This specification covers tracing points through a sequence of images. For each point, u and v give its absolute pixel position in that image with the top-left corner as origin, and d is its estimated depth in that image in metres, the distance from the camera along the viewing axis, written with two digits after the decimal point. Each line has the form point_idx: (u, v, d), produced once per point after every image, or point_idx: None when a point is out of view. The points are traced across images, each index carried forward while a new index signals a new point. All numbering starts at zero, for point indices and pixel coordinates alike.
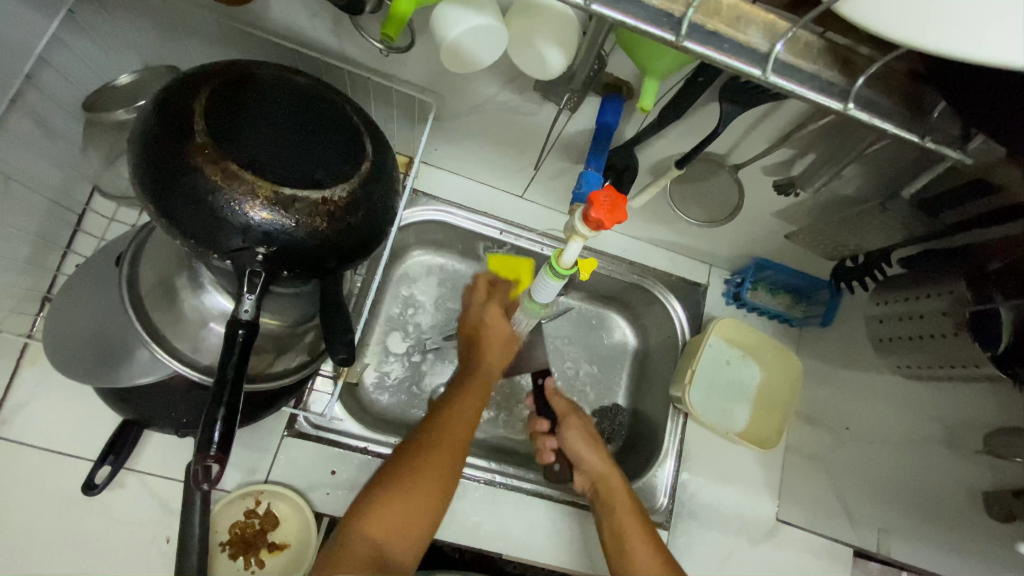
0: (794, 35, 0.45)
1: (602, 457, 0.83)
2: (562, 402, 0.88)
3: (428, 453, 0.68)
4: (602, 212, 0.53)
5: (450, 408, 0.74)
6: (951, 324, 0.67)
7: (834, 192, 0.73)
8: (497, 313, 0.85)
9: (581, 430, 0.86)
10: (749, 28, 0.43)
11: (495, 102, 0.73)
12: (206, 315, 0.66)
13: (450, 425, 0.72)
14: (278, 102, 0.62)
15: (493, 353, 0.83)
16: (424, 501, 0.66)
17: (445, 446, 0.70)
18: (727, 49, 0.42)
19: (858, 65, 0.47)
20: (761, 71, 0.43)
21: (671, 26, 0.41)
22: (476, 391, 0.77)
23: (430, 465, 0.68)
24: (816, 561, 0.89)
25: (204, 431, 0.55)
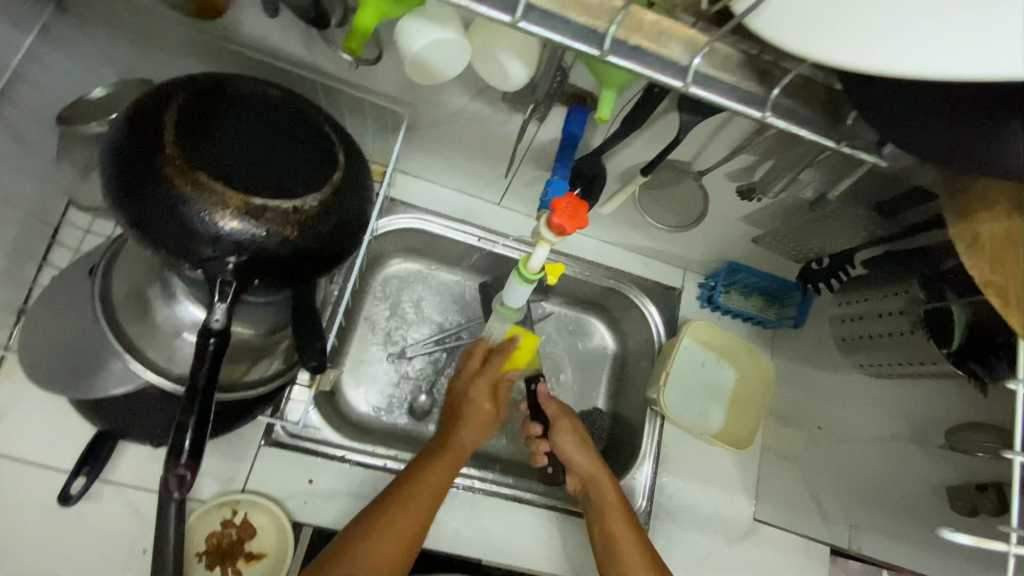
0: (713, 48, 0.47)
1: (591, 458, 0.84)
2: (553, 405, 0.89)
3: (397, 515, 0.69)
4: (564, 218, 0.55)
5: (426, 475, 0.74)
6: (908, 321, 0.70)
7: (796, 197, 0.75)
8: (484, 389, 0.85)
9: (571, 433, 0.87)
10: (670, 43, 0.46)
11: (466, 112, 0.74)
12: (179, 325, 0.66)
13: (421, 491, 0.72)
14: (250, 115, 0.64)
15: (475, 420, 0.83)
16: (383, 562, 0.66)
17: (415, 512, 0.70)
18: (651, 63, 0.45)
19: (775, 78, 0.49)
20: (682, 84, 0.46)
21: (596, 41, 0.44)
22: (450, 465, 0.77)
23: (396, 527, 0.68)
24: (794, 560, 0.90)
25: (174, 440, 0.55)
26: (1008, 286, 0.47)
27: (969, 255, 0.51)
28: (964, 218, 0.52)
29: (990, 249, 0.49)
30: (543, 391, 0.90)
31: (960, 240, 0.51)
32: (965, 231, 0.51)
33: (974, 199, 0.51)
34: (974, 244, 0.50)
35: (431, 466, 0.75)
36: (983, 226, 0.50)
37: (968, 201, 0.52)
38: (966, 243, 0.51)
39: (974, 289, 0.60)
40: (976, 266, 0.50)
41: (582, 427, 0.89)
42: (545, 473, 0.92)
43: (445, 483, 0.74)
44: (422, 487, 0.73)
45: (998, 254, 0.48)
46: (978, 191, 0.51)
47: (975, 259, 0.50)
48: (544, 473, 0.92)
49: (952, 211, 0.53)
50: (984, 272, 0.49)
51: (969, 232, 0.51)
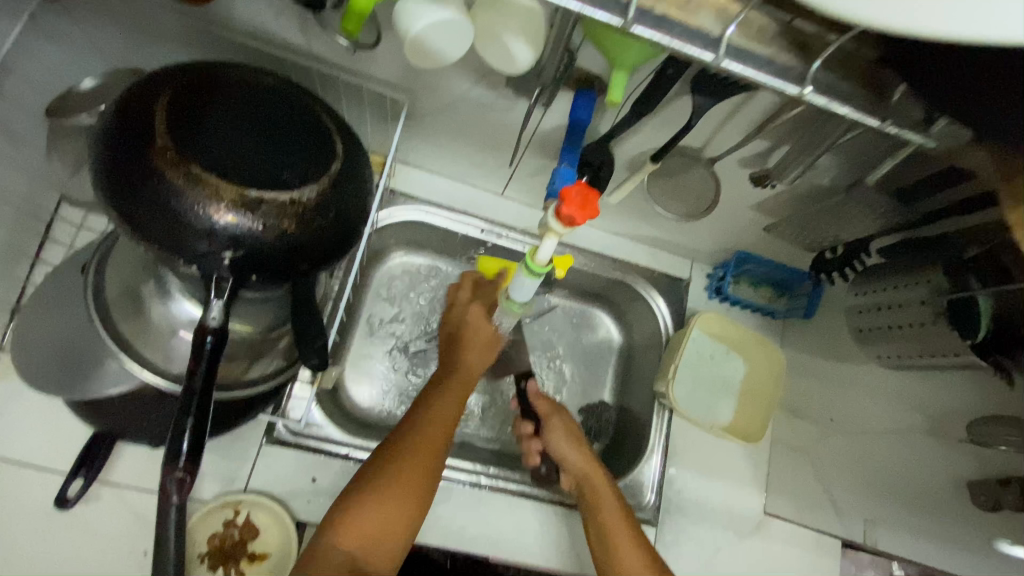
0: (748, 18, 0.45)
1: (585, 457, 0.81)
2: (543, 402, 0.85)
3: (413, 446, 0.67)
4: (574, 209, 0.52)
5: (432, 403, 0.71)
6: (929, 313, 0.66)
7: (811, 183, 0.73)
8: (479, 312, 0.81)
9: (564, 431, 0.83)
10: (700, 11, 0.43)
11: (469, 99, 0.71)
12: (176, 322, 0.64)
13: (432, 421, 0.69)
14: (244, 104, 0.61)
15: (476, 343, 0.79)
16: (407, 497, 0.64)
17: (428, 442, 0.68)
18: (678, 34, 0.43)
19: (817, 48, 0.47)
20: (713, 56, 0.44)
21: (618, 10, 0.41)
22: (456, 389, 0.73)
23: (415, 458, 0.66)
24: (806, 554, 0.89)
25: (171, 443, 0.53)
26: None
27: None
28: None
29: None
30: (534, 389, 0.86)
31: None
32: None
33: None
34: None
35: (439, 394, 0.72)
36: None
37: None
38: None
39: (1003, 278, 0.57)
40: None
41: (576, 424, 0.85)
42: (538, 473, 0.87)
43: (454, 412, 0.72)
44: (433, 419, 0.70)
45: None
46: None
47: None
48: (536, 472, 0.87)
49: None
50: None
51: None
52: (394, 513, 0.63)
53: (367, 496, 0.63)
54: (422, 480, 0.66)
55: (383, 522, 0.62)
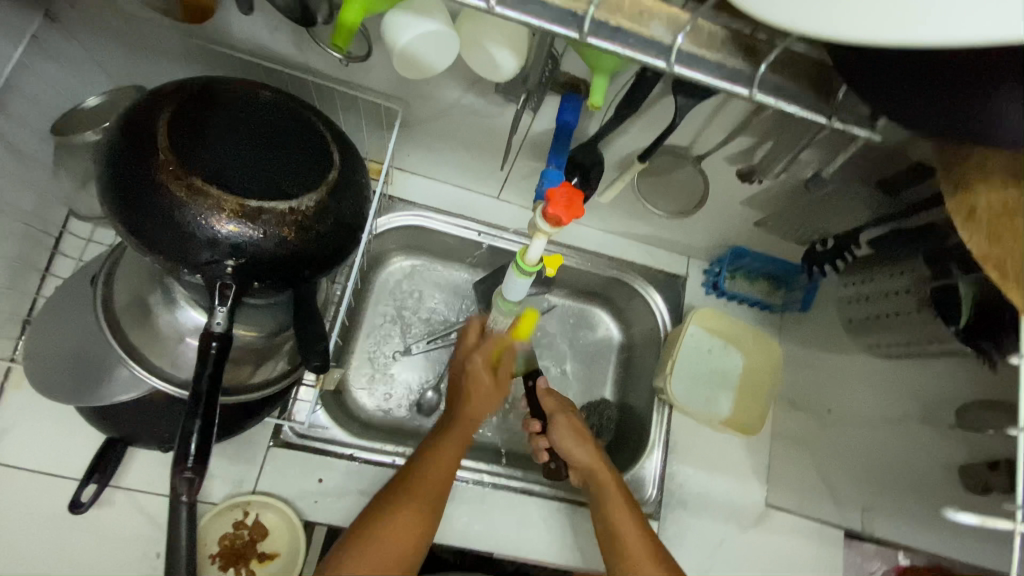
0: (696, 27, 0.47)
1: (591, 453, 0.82)
2: (550, 400, 0.87)
3: (416, 490, 0.69)
4: (559, 209, 0.54)
5: (434, 453, 0.74)
6: (914, 301, 0.69)
7: (797, 178, 0.74)
8: (481, 363, 0.85)
9: (569, 427, 0.84)
10: (652, 23, 0.46)
11: (459, 105, 0.73)
12: (182, 330, 0.67)
13: (436, 465, 0.72)
14: (243, 117, 0.63)
15: (478, 394, 0.83)
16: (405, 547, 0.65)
17: (430, 489, 0.70)
18: (632, 44, 0.45)
19: (762, 53, 0.49)
20: (665, 63, 0.45)
21: (576, 24, 0.43)
22: (459, 440, 0.77)
23: (412, 509, 0.67)
24: (806, 544, 0.90)
25: (180, 444, 0.56)
26: (1008, 257, 0.46)
27: (967, 229, 0.49)
28: (957, 191, 0.50)
29: (988, 221, 0.47)
30: (543, 387, 0.88)
31: (956, 213, 0.49)
32: (961, 204, 0.49)
33: (965, 170, 0.49)
34: (971, 216, 0.48)
35: (444, 439, 0.76)
36: (979, 196, 0.48)
37: (963, 172, 0.50)
38: (962, 218, 0.49)
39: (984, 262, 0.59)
40: (975, 240, 0.48)
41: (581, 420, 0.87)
42: (548, 468, 0.87)
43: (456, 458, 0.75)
44: (436, 456, 0.73)
45: (995, 228, 0.47)
46: (970, 161, 0.49)
47: (973, 234, 0.48)
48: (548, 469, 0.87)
49: (945, 184, 0.51)
50: (982, 246, 0.47)
51: (965, 204, 0.49)
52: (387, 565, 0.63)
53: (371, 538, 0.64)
54: (420, 529, 0.67)
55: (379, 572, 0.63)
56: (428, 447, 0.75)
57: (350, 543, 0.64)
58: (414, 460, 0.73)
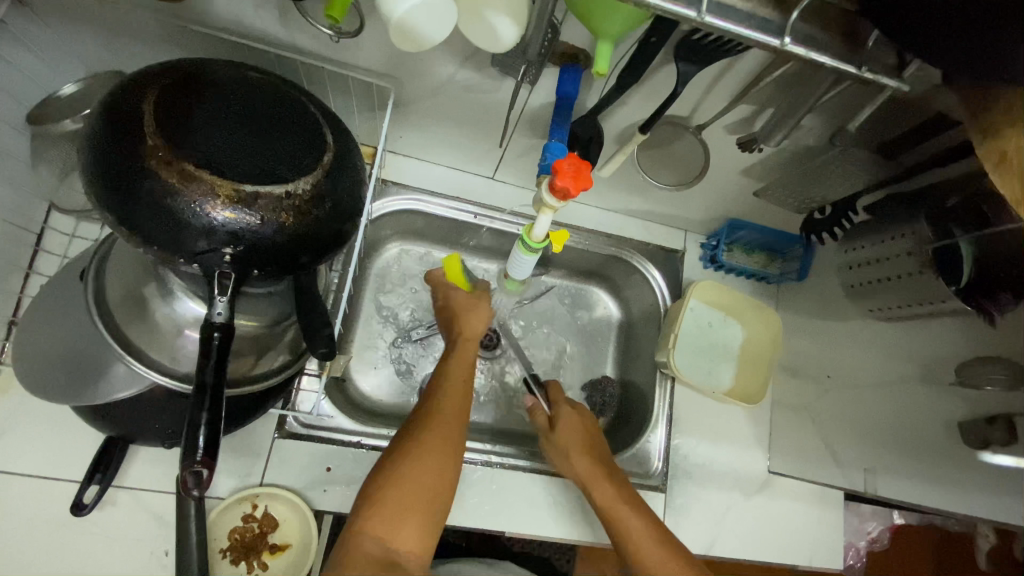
0: None
1: (580, 471, 0.80)
2: (538, 419, 0.86)
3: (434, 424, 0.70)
4: (567, 180, 0.53)
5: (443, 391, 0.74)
6: (915, 262, 0.69)
7: (796, 146, 0.74)
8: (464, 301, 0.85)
9: (558, 448, 0.83)
10: None
11: (454, 82, 0.72)
12: (180, 323, 0.65)
13: (449, 393, 0.74)
14: (232, 99, 0.61)
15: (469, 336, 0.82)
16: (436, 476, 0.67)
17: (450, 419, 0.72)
18: None
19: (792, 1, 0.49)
20: (696, 13, 0.45)
21: None
22: (465, 362, 0.79)
23: (436, 442, 0.68)
24: (808, 508, 0.92)
25: (188, 438, 0.54)
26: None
27: (999, 173, 0.49)
28: (988, 136, 0.50)
29: (1019, 164, 0.47)
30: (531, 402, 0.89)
31: (987, 159, 0.49)
32: (992, 150, 0.49)
33: (996, 116, 0.49)
34: (1004, 161, 0.48)
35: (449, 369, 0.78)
36: (1009, 140, 0.48)
37: (992, 118, 0.49)
38: (994, 163, 0.49)
39: (985, 223, 0.61)
40: (1007, 186, 0.48)
41: (578, 423, 0.85)
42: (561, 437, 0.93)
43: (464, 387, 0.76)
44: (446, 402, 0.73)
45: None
46: (1001, 106, 0.48)
47: (1006, 177, 0.48)
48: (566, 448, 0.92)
49: (976, 131, 0.51)
50: (1016, 188, 0.47)
51: (996, 149, 0.49)
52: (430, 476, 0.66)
53: (396, 476, 0.65)
54: (446, 453, 0.69)
55: (414, 505, 0.64)
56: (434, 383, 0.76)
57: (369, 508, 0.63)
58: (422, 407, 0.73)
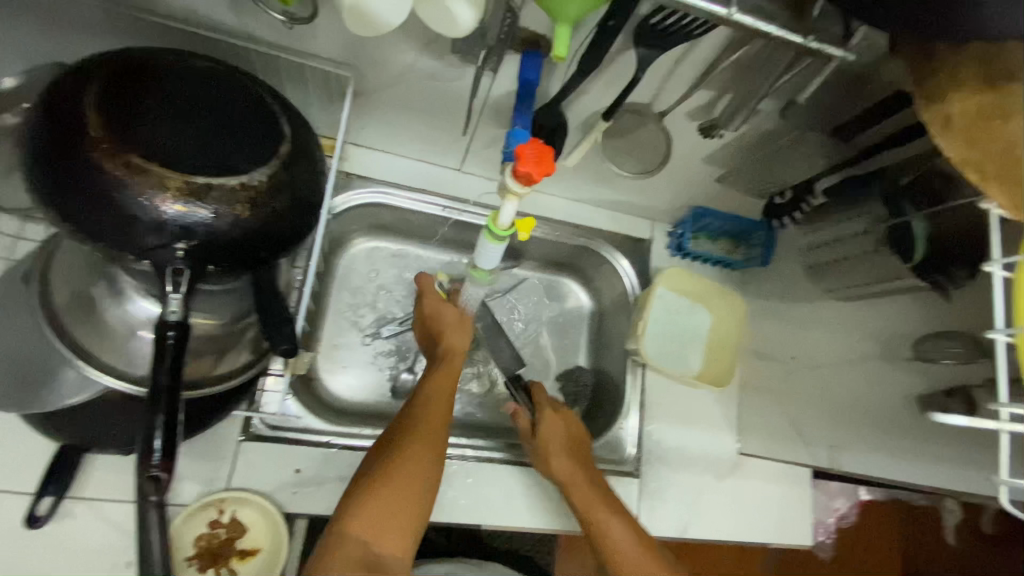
0: None
1: (561, 467, 0.80)
2: (522, 420, 0.85)
3: (417, 432, 0.70)
4: (530, 165, 0.52)
5: (427, 386, 0.76)
6: (873, 241, 0.71)
7: (754, 131, 0.75)
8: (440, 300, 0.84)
9: (546, 449, 0.82)
10: None
11: (415, 70, 0.70)
12: (133, 324, 0.62)
13: (431, 411, 0.73)
14: (180, 89, 0.59)
15: (453, 330, 0.82)
16: (420, 480, 0.66)
17: (435, 426, 0.71)
18: None
19: None
20: None
21: None
22: (452, 357, 0.80)
23: (421, 438, 0.69)
24: (777, 486, 0.94)
25: (143, 442, 0.52)
26: (987, 161, 0.46)
27: (944, 137, 0.48)
28: (932, 102, 0.49)
29: (965, 128, 0.47)
30: (513, 406, 0.87)
31: (932, 123, 0.49)
32: (935, 115, 0.49)
33: (941, 83, 0.48)
34: (948, 126, 0.48)
35: (436, 369, 0.78)
36: (952, 103, 0.47)
37: (937, 83, 0.49)
38: (937, 126, 0.49)
39: (936, 200, 0.63)
40: (952, 147, 0.47)
41: (562, 425, 0.84)
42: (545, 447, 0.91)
43: (447, 397, 0.75)
44: (432, 395, 0.75)
45: (973, 133, 0.46)
46: (945, 73, 0.48)
47: (951, 141, 0.48)
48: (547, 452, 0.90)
49: (919, 96, 0.50)
50: (962, 152, 0.47)
51: (940, 113, 0.48)
52: (416, 471, 0.67)
53: (383, 472, 0.66)
54: (427, 472, 0.67)
55: (396, 511, 0.64)
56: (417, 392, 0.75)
57: (353, 504, 0.63)
58: (410, 404, 0.74)
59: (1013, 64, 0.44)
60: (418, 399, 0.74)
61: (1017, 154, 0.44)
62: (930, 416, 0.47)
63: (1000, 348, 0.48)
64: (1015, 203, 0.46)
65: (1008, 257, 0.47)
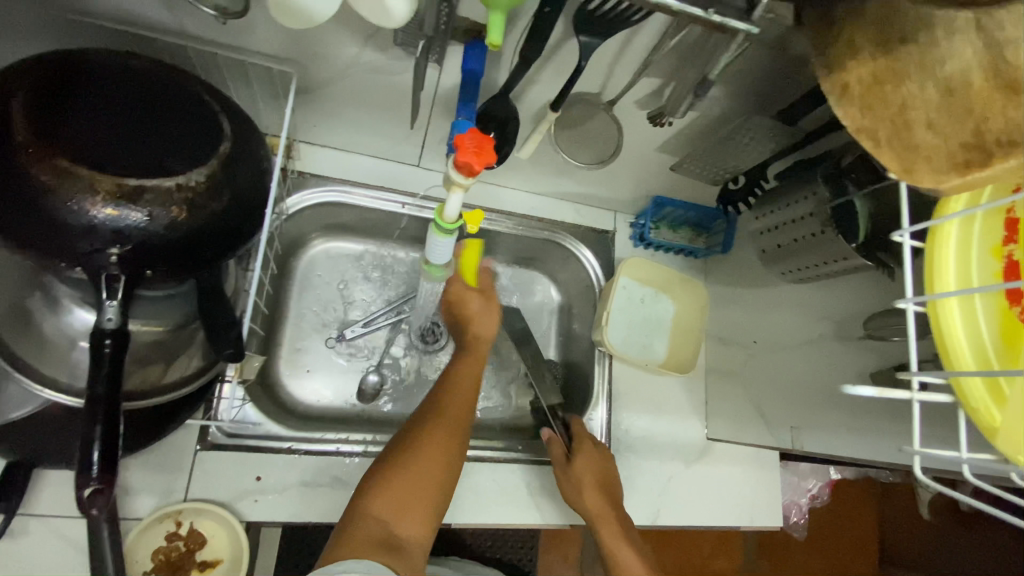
0: None
1: (592, 501, 0.79)
2: (557, 448, 0.84)
3: (441, 416, 0.69)
4: (469, 155, 0.52)
5: (457, 366, 0.75)
6: (818, 222, 0.71)
7: (704, 118, 0.75)
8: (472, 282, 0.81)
9: (579, 480, 0.80)
10: None
11: (360, 63, 0.69)
12: (73, 334, 0.60)
13: (459, 389, 0.72)
14: (110, 88, 0.57)
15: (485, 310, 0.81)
16: (442, 463, 0.65)
17: (462, 404, 0.71)
18: None
19: None
20: None
21: None
22: (485, 339, 0.79)
23: (447, 416, 0.69)
24: (746, 469, 0.95)
25: (80, 455, 0.51)
26: (878, 126, 0.46)
27: (842, 105, 0.49)
28: (832, 72, 0.50)
29: (861, 94, 0.48)
30: (549, 433, 0.86)
31: (831, 91, 0.50)
32: (835, 83, 0.50)
33: (841, 52, 0.49)
34: (846, 94, 0.49)
35: (466, 351, 0.77)
36: (850, 70, 0.48)
37: (836, 55, 0.50)
38: (838, 94, 0.50)
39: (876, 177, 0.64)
40: (848, 113, 0.48)
41: (597, 462, 0.83)
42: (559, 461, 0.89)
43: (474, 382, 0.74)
44: (461, 374, 0.74)
45: (867, 99, 0.47)
46: (844, 43, 0.49)
47: (847, 109, 0.48)
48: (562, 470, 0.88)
49: (820, 67, 0.51)
50: (856, 119, 0.48)
51: (838, 83, 0.49)
52: (441, 446, 0.66)
53: (409, 451, 0.65)
54: (451, 450, 0.67)
55: (418, 491, 0.63)
56: (445, 378, 0.74)
57: (375, 483, 0.63)
58: (440, 382, 0.73)
59: (905, 26, 0.45)
60: (448, 380, 0.73)
61: (907, 114, 0.45)
62: (844, 387, 0.49)
63: (910, 316, 0.51)
64: (904, 165, 0.45)
65: (916, 227, 0.50)
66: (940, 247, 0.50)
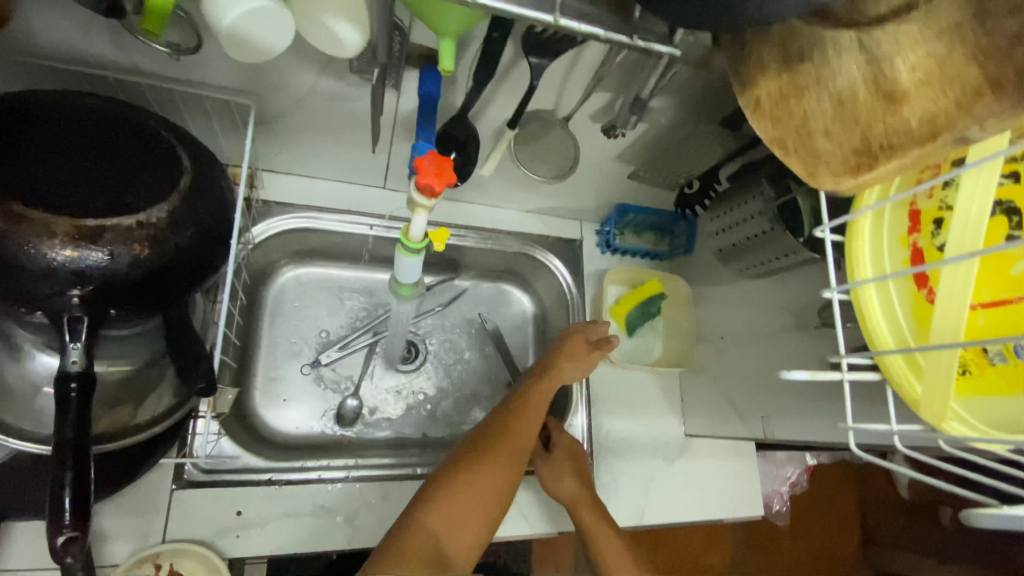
0: None
1: (576, 485, 0.81)
2: (536, 437, 0.86)
3: (510, 439, 0.71)
4: (429, 177, 0.53)
5: (530, 397, 0.78)
6: (767, 220, 0.76)
7: (657, 127, 0.78)
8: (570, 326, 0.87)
9: (561, 466, 0.83)
10: None
11: (318, 92, 0.70)
12: (37, 380, 0.59)
13: (524, 417, 0.75)
14: (60, 129, 0.56)
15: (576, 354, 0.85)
16: (498, 485, 0.67)
17: (524, 431, 0.74)
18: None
19: None
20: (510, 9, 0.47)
21: None
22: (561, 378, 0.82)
23: (510, 440, 0.71)
24: (726, 462, 0.98)
25: (51, 504, 0.49)
26: (785, 135, 0.49)
27: (757, 121, 0.51)
28: (746, 87, 0.51)
29: (772, 108, 0.49)
30: None
31: (745, 107, 0.51)
32: (748, 98, 0.51)
33: (752, 68, 0.50)
34: (759, 108, 0.50)
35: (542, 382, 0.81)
36: (761, 87, 0.50)
37: (748, 71, 0.51)
38: (751, 110, 0.51)
39: None
40: (762, 127, 0.50)
41: (572, 454, 0.86)
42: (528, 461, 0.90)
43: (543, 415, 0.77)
44: (533, 405, 0.77)
45: (776, 112, 0.49)
46: (754, 58, 0.50)
47: (761, 122, 0.50)
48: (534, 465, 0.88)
49: (735, 82, 0.52)
50: (771, 132, 0.50)
51: (752, 97, 0.51)
52: (501, 467, 0.68)
53: (471, 469, 0.67)
54: (508, 472, 0.69)
55: (473, 509, 0.65)
56: (514, 403, 0.77)
57: (431, 498, 0.65)
58: (508, 407, 0.76)
59: (804, 45, 0.47)
60: (519, 408, 0.76)
61: (812, 125, 0.47)
62: (782, 373, 0.51)
63: (837, 305, 0.55)
64: (808, 170, 0.49)
65: (835, 222, 0.53)
66: (858, 240, 0.54)
